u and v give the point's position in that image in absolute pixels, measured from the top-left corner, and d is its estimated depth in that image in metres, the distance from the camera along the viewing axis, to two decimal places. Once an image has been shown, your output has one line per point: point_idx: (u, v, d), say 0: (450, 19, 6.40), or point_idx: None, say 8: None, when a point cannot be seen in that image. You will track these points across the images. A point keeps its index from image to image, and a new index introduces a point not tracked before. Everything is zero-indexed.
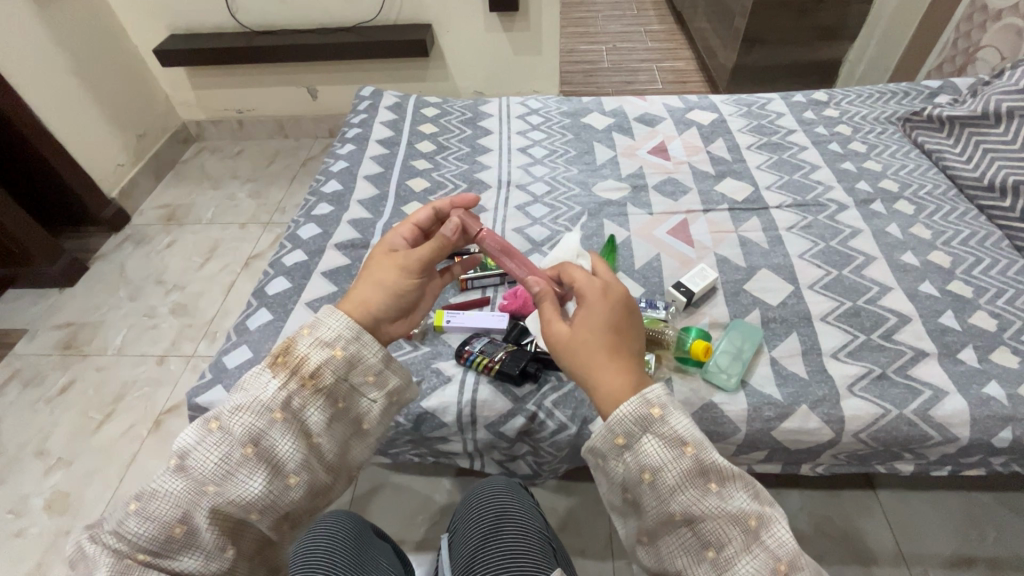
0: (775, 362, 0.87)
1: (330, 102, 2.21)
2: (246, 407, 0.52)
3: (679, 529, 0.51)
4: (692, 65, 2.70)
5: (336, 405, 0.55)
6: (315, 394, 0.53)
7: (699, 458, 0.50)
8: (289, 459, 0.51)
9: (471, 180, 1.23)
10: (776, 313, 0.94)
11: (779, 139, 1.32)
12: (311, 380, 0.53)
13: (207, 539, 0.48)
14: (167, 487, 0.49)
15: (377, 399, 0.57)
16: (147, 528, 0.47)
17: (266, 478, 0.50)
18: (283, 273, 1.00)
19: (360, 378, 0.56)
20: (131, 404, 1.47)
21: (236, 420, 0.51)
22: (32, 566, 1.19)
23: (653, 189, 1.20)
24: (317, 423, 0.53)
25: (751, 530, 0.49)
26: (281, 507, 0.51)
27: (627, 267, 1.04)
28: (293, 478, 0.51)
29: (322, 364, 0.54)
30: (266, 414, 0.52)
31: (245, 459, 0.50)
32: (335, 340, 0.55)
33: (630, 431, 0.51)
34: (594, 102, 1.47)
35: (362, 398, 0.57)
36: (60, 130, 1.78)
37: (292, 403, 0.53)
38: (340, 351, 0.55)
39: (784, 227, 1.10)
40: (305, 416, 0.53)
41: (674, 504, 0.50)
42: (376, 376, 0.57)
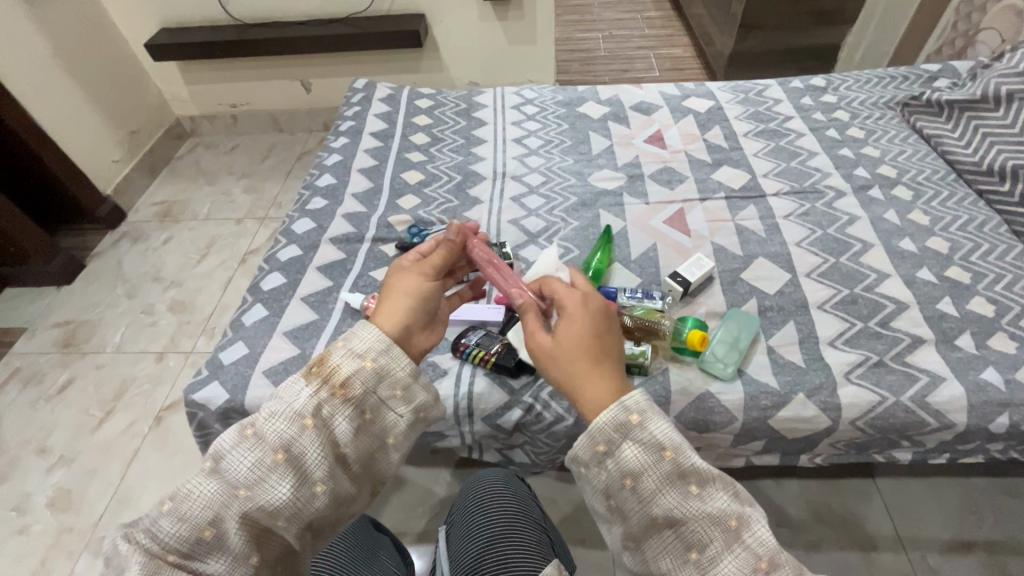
0: (772, 351, 0.87)
1: (324, 94, 2.19)
2: (280, 413, 0.52)
3: (663, 532, 0.50)
4: (690, 52, 2.67)
5: (363, 416, 0.54)
6: (346, 403, 0.53)
7: (682, 463, 0.50)
8: (316, 466, 0.51)
9: (466, 171, 1.22)
10: (773, 301, 0.94)
11: (776, 126, 1.30)
12: (342, 389, 0.54)
13: (235, 543, 0.48)
14: (201, 489, 0.49)
15: (404, 413, 0.56)
16: (177, 529, 0.47)
17: (293, 486, 0.50)
18: (279, 268, 1.00)
19: (387, 392, 0.56)
20: (131, 401, 1.47)
21: (272, 426, 0.51)
22: (36, 562, 1.20)
23: (650, 178, 1.19)
24: (345, 432, 0.53)
25: (731, 530, 0.49)
26: (307, 514, 0.51)
27: (623, 258, 1.04)
28: (320, 486, 0.51)
29: (352, 374, 0.54)
30: (298, 421, 0.52)
31: (276, 464, 0.50)
32: (367, 353, 0.56)
33: (609, 437, 0.51)
34: (590, 90, 1.46)
35: (389, 411, 0.56)
36: (53, 127, 1.77)
37: (323, 411, 0.53)
38: (371, 363, 0.55)
39: (781, 215, 1.09)
40: (334, 424, 0.53)
41: (657, 509, 0.50)
42: (404, 391, 0.56)
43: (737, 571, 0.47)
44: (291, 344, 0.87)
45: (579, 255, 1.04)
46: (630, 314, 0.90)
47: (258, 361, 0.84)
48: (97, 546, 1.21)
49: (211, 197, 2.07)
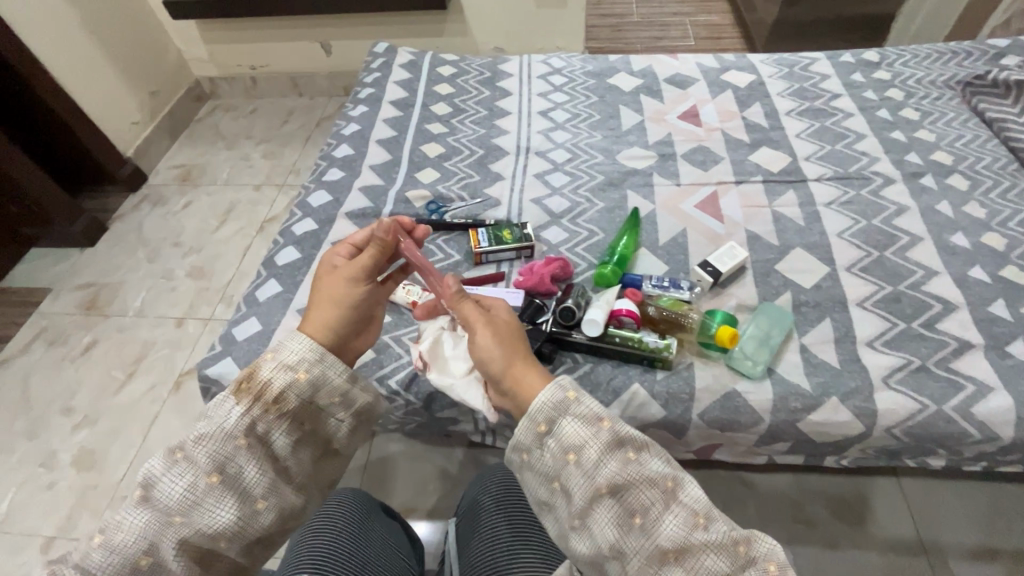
0: (804, 349, 0.82)
1: (344, 57, 2.13)
2: (211, 438, 0.54)
3: (607, 504, 0.49)
4: (728, 20, 2.52)
5: (302, 426, 0.60)
6: (281, 419, 0.58)
7: (619, 432, 0.50)
8: (254, 483, 0.56)
9: (488, 145, 1.17)
10: (809, 296, 0.89)
11: (822, 104, 1.21)
12: (275, 404, 0.57)
13: (174, 566, 0.52)
14: (132, 519, 0.52)
15: (344, 419, 0.62)
16: (111, 559, 0.51)
17: (236, 506, 0.54)
18: (293, 242, 0.97)
19: (326, 399, 0.60)
20: (151, 364, 1.50)
21: (203, 450, 0.54)
22: (63, 516, 1.25)
23: (682, 158, 1.12)
24: (282, 446, 0.58)
25: (671, 494, 0.49)
26: (250, 532, 0.56)
27: (650, 243, 0.98)
28: (262, 502, 0.56)
29: (286, 389, 0.58)
30: (231, 440, 0.55)
31: (211, 487, 0.53)
32: (299, 364, 0.59)
33: (550, 417, 0.51)
34: (621, 61, 1.38)
35: (329, 418, 0.61)
36: (72, 86, 1.75)
37: (256, 428, 0.56)
38: (304, 374, 0.59)
39: (823, 202, 1.02)
40: (272, 439, 0.58)
41: (600, 478, 0.49)
42: (342, 398, 0.61)
43: (678, 528, 0.47)
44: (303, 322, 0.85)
45: (604, 239, 1.00)
46: (655, 305, 0.86)
47: (271, 339, 0.83)
48: (120, 505, 1.25)
49: (231, 161, 2.05)
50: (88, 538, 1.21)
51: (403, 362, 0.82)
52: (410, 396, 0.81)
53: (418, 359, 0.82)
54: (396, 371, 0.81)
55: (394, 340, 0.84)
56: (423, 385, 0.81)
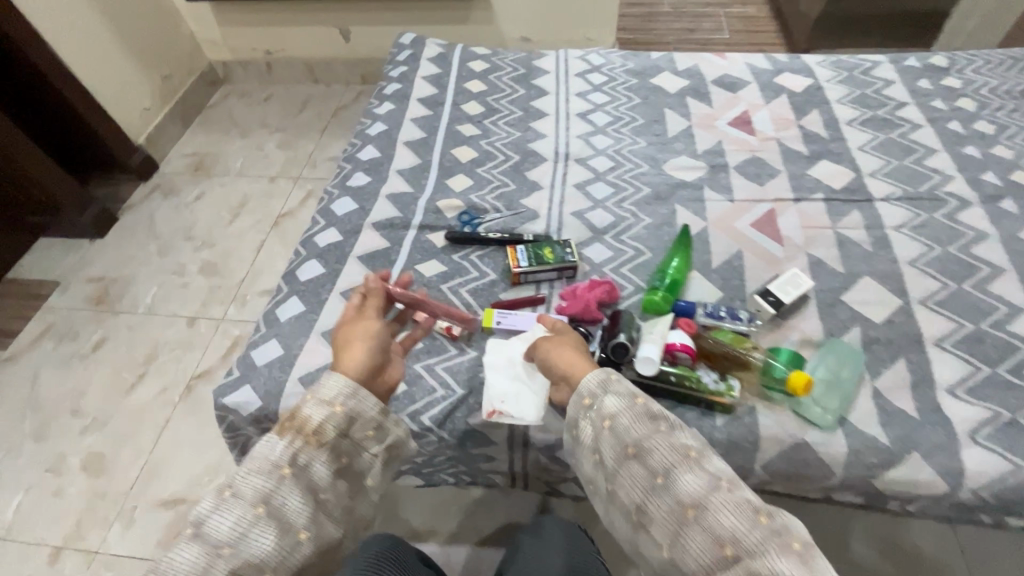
0: (878, 394, 0.75)
1: (364, 44, 2.05)
2: (255, 469, 0.54)
3: (631, 467, 0.55)
4: (765, 12, 2.40)
5: (339, 460, 0.59)
6: (321, 450, 0.57)
7: (650, 406, 0.57)
8: (296, 514, 0.54)
9: (524, 150, 1.09)
10: (881, 333, 0.81)
11: (886, 113, 1.12)
12: (315, 437, 0.57)
13: None
14: (180, 558, 0.48)
15: (377, 454, 0.62)
16: None
17: (276, 536, 0.52)
18: (316, 255, 0.90)
19: (360, 433, 0.60)
20: (162, 366, 1.44)
21: (248, 484, 0.53)
22: (70, 525, 1.20)
23: (735, 170, 1.04)
24: (322, 476, 0.57)
25: (693, 461, 0.53)
26: (291, 566, 0.53)
27: (703, 266, 0.90)
28: (304, 533, 0.54)
29: (324, 422, 0.57)
30: (276, 472, 0.54)
31: (257, 518, 0.52)
32: (335, 399, 0.59)
33: (591, 389, 0.59)
34: (665, 58, 1.29)
35: (363, 453, 0.61)
36: (81, 69, 1.67)
37: (298, 460, 0.56)
38: (341, 408, 0.59)
39: (892, 226, 0.93)
40: (312, 470, 0.56)
41: (628, 441, 0.55)
42: (376, 431, 0.62)
43: (695, 485, 0.51)
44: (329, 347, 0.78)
45: (652, 259, 0.91)
46: (715, 339, 0.78)
47: (293, 366, 0.76)
48: (129, 516, 1.21)
49: (245, 151, 1.98)
50: (96, 549, 1.17)
51: (437, 397, 0.74)
52: (444, 433, 0.74)
53: (454, 394, 0.74)
54: (430, 407, 0.73)
55: (426, 370, 0.76)
56: (459, 422, 0.74)
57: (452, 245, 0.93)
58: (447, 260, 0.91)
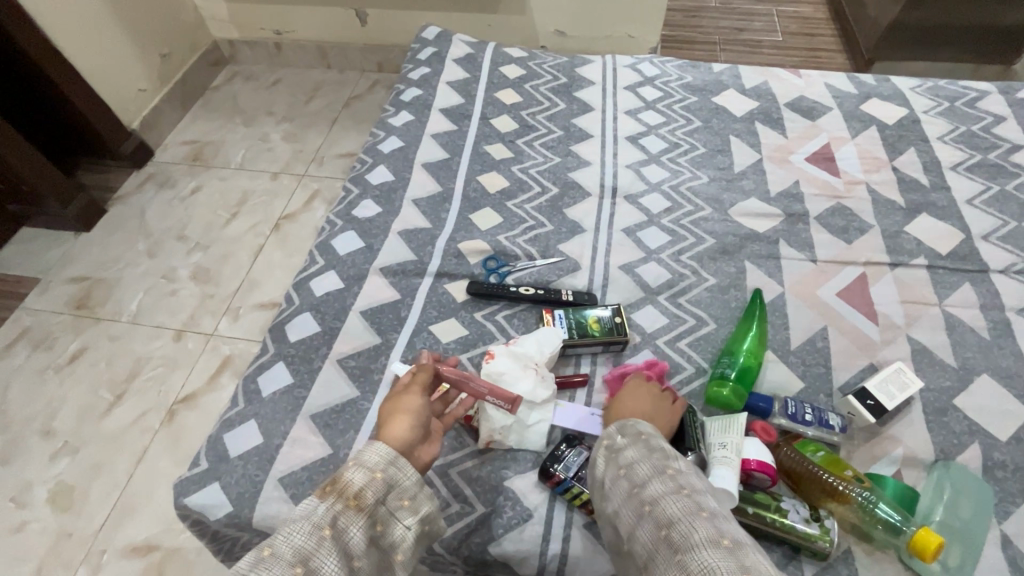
0: (1008, 545, 0.59)
1: (382, 29, 1.86)
2: (294, 526, 0.44)
3: (617, 484, 0.51)
4: (822, 13, 2.18)
5: (373, 528, 0.47)
6: (361, 514, 0.46)
7: (644, 432, 0.54)
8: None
9: (564, 180, 0.92)
10: (1007, 455, 0.64)
11: (997, 158, 0.93)
12: (356, 501, 0.46)
13: None
14: None
15: (411, 526, 0.49)
16: None
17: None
18: (311, 306, 0.75)
19: (396, 501, 0.49)
20: (144, 386, 1.31)
21: (288, 539, 0.43)
22: (33, 568, 1.08)
23: (817, 220, 0.86)
24: (360, 543, 0.45)
25: (669, 476, 0.49)
26: None
27: (779, 345, 0.74)
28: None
29: (364, 485, 0.47)
30: (315, 532, 0.44)
31: None
32: (378, 463, 0.48)
33: (608, 431, 0.56)
34: (729, 73, 1.10)
35: (397, 524, 0.49)
36: (71, 45, 1.51)
37: (338, 521, 0.45)
38: (381, 474, 0.48)
39: (1013, 308, 0.76)
40: (349, 536, 0.45)
41: (620, 462, 0.52)
42: (412, 500, 0.50)
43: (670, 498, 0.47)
44: (320, 437, 0.63)
45: (716, 332, 0.75)
46: (800, 455, 0.63)
47: (274, 463, 0.61)
48: (96, 562, 1.08)
49: (247, 141, 1.81)
50: None
51: (452, 513, 0.60)
52: (457, 560, 0.59)
53: (472, 513, 0.60)
54: None
55: (439, 476, 0.62)
56: (476, 549, 0.59)
57: (474, 300, 0.77)
58: (467, 320, 0.74)
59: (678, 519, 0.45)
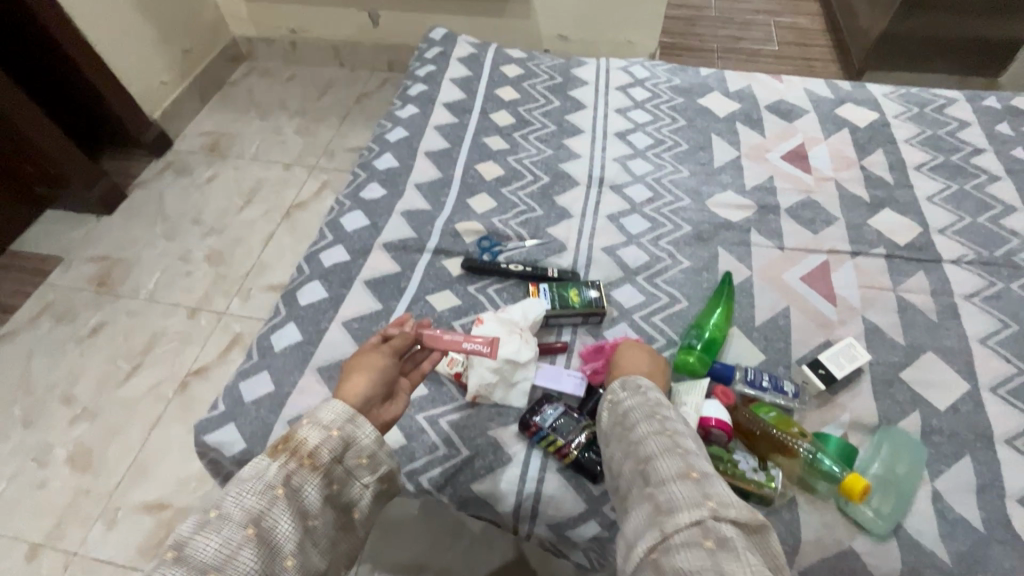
0: (938, 498, 0.65)
1: (393, 30, 1.95)
2: (245, 486, 0.48)
3: (614, 431, 0.57)
4: (819, 24, 2.25)
5: (330, 487, 0.51)
6: (314, 473, 0.50)
7: (644, 385, 0.59)
8: (286, 537, 0.47)
9: (555, 171, 0.99)
10: (945, 423, 0.71)
11: (960, 160, 1.00)
12: (310, 460, 0.50)
13: None
14: None
15: (369, 485, 0.54)
16: None
17: (261, 561, 0.45)
18: (319, 275, 0.82)
19: (353, 461, 0.53)
20: (158, 358, 1.39)
21: (237, 501, 0.47)
22: (52, 522, 1.16)
23: (786, 213, 0.94)
24: (315, 502, 0.49)
25: (656, 419, 0.55)
26: None
27: (744, 322, 0.81)
28: (291, 561, 0.46)
29: (320, 443, 0.51)
30: (268, 492, 0.48)
31: (246, 540, 0.45)
32: (333, 423, 0.52)
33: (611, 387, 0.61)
34: (715, 76, 1.18)
35: (355, 483, 0.53)
36: (100, 38, 1.60)
37: (292, 481, 0.49)
38: (337, 432, 0.52)
39: (961, 294, 0.83)
40: (304, 494, 0.49)
41: (619, 411, 0.58)
42: (370, 459, 0.53)
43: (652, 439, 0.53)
44: (324, 387, 0.70)
45: (688, 309, 0.82)
46: (757, 416, 0.70)
47: (283, 408, 0.69)
48: (110, 518, 1.16)
49: (261, 134, 1.90)
50: (74, 550, 1.12)
51: (439, 456, 0.67)
52: (443, 497, 0.67)
53: (457, 456, 0.67)
54: (430, 467, 0.67)
55: (429, 423, 0.69)
56: (460, 487, 0.67)
57: (468, 274, 0.84)
58: (461, 292, 0.82)
59: (656, 455, 0.51)
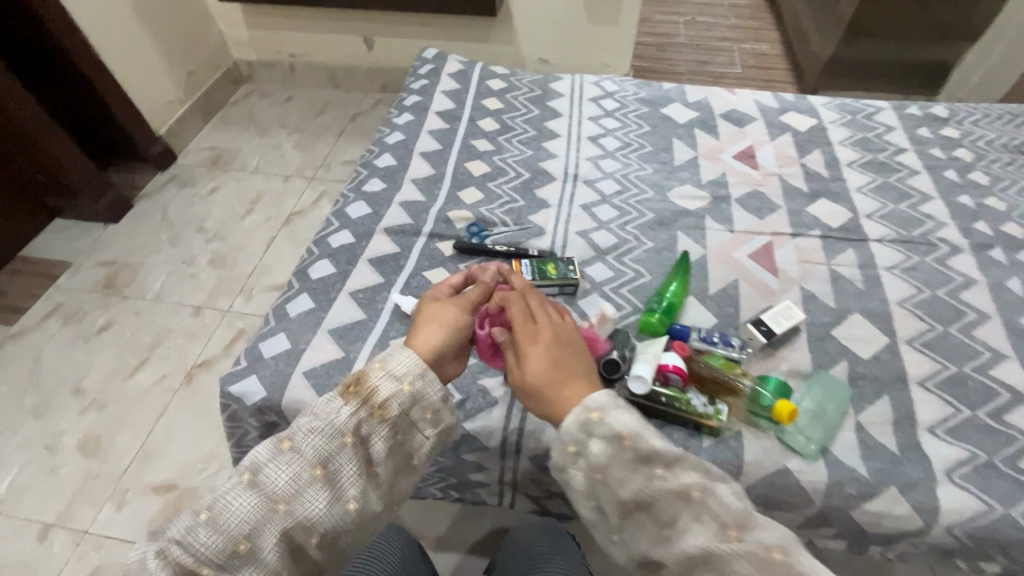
0: (861, 429, 0.77)
1: (386, 54, 2.11)
2: (322, 430, 0.56)
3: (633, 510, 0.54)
4: (778, 50, 2.47)
5: (395, 436, 0.59)
6: (382, 422, 0.58)
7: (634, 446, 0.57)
8: (349, 482, 0.55)
9: (534, 168, 1.13)
10: (867, 369, 0.83)
11: (886, 158, 1.16)
12: (379, 410, 0.58)
13: (269, 559, 0.51)
14: (239, 502, 0.52)
15: (429, 436, 0.61)
16: (212, 539, 0.50)
17: (329, 500, 0.54)
18: (328, 255, 0.93)
19: (418, 414, 0.60)
20: (165, 353, 1.47)
21: (312, 442, 0.55)
22: (62, 504, 1.22)
23: (737, 202, 1.08)
24: (379, 450, 0.57)
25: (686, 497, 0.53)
26: (338, 529, 0.54)
27: (699, 292, 0.93)
28: (354, 503, 0.55)
29: (390, 396, 0.58)
30: (338, 438, 0.56)
31: (313, 479, 0.54)
32: (404, 375, 0.59)
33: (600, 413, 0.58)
34: (676, 90, 1.33)
35: (417, 433, 0.60)
36: (113, 59, 1.73)
37: (360, 429, 0.57)
38: (408, 386, 0.59)
39: (884, 266, 0.96)
40: (371, 441, 0.57)
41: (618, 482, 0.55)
42: (433, 415, 0.61)
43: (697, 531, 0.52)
44: (335, 345, 0.81)
45: (651, 282, 0.95)
46: (706, 363, 0.81)
47: (299, 361, 0.79)
48: (120, 499, 1.22)
49: (262, 149, 2.03)
50: (84, 529, 1.18)
51: None
52: None
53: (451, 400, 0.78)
54: None
55: None
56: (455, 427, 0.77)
57: (459, 254, 0.96)
58: (453, 268, 0.93)
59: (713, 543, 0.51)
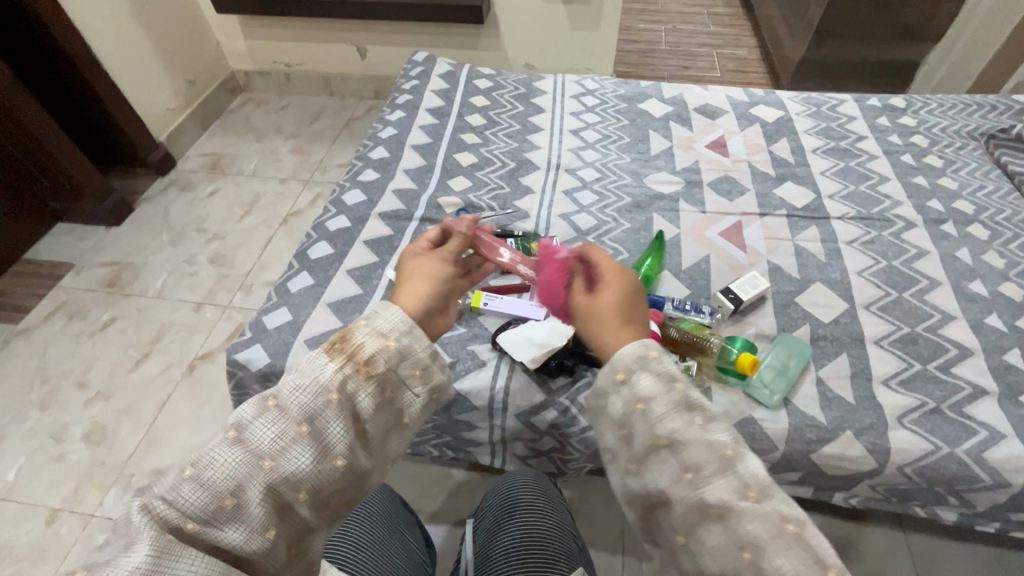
0: (821, 383, 0.83)
1: (379, 62, 2.19)
2: (304, 384, 0.47)
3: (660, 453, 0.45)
4: (754, 54, 2.58)
5: (385, 392, 0.50)
6: (370, 380, 0.49)
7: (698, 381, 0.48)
8: (338, 440, 0.46)
9: (519, 159, 1.20)
10: (827, 331, 0.90)
11: (847, 145, 1.24)
12: (366, 366, 0.49)
13: (255, 516, 0.42)
14: (222, 459, 0.43)
15: (420, 395, 0.52)
16: (199, 495, 0.41)
17: (315, 458, 0.45)
18: (327, 238, 1.00)
19: (408, 370, 0.51)
20: (167, 346, 1.52)
21: (293, 397, 0.46)
22: (70, 489, 1.26)
23: (708, 187, 1.15)
24: (368, 408, 0.48)
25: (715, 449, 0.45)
26: (325, 488, 0.46)
27: (673, 267, 1.00)
28: (341, 461, 0.46)
29: (377, 351, 0.50)
30: (322, 395, 0.47)
31: (299, 437, 0.45)
32: (391, 331, 0.51)
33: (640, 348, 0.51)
34: (652, 86, 1.42)
35: (408, 390, 0.52)
36: (115, 70, 1.80)
37: (347, 386, 0.48)
38: (395, 342, 0.51)
39: (845, 240, 1.04)
40: (358, 399, 0.48)
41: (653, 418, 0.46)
42: (424, 371, 0.52)
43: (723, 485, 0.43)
44: (333, 317, 0.87)
45: (629, 258, 1.01)
46: (677, 327, 0.88)
47: (300, 331, 0.85)
48: (125, 483, 1.26)
49: (259, 153, 2.10)
50: (91, 513, 1.22)
51: None
52: None
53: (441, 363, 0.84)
54: None
55: None
56: None
57: None
58: None
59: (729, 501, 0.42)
